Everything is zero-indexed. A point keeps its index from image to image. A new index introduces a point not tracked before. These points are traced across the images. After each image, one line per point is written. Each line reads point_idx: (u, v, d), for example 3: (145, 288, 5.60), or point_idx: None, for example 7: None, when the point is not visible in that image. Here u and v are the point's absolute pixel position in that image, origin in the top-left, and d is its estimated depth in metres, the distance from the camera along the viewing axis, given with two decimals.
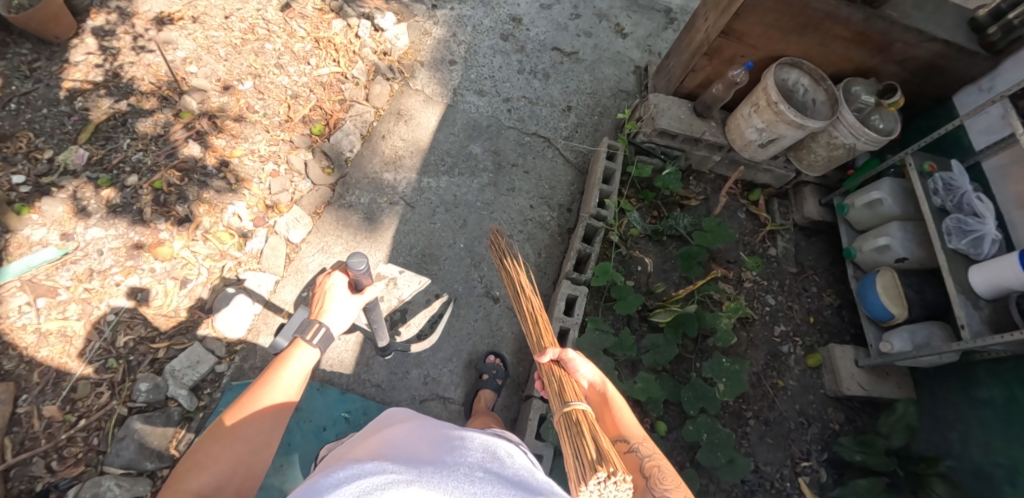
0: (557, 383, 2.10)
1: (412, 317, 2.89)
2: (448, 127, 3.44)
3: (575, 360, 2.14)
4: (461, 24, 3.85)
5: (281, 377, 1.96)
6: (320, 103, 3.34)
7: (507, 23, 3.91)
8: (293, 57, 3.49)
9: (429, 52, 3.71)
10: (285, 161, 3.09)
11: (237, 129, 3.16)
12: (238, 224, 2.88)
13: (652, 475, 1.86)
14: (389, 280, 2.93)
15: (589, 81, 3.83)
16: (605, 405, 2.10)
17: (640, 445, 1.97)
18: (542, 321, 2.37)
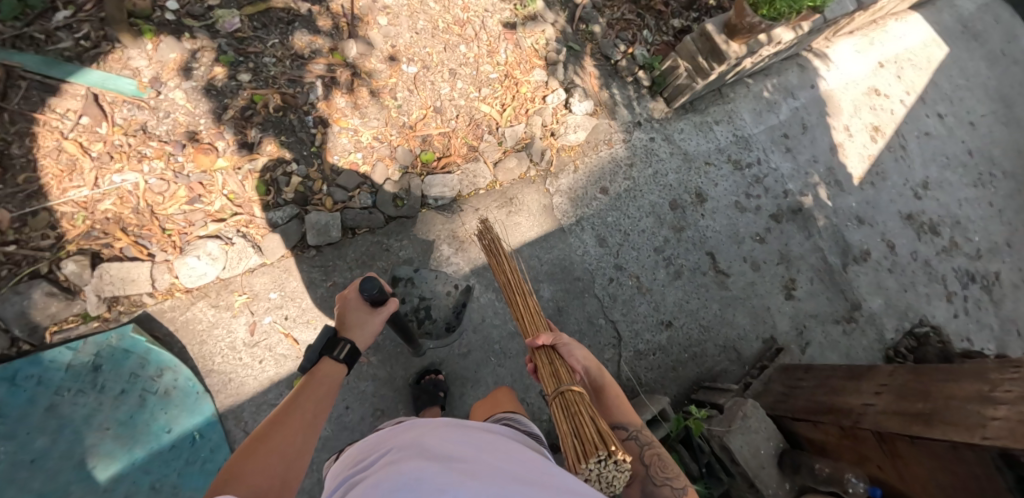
0: (553, 364, 2.04)
1: (435, 313, 2.75)
2: (539, 251, 3.01)
3: (573, 350, 2.05)
4: (644, 161, 3.27)
5: (317, 377, 1.83)
6: (452, 135, 2.99)
7: (689, 196, 3.28)
8: (472, 77, 3.09)
9: (594, 164, 3.19)
10: (371, 165, 2.83)
11: (365, 105, 2.87)
12: (282, 188, 2.69)
13: (652, 463, 1.92)
14: (407, 281, 2.74)
15: (714, 316, 3.15)
16: (602, 391, 2.04)
17: (640, 434, 1.98)
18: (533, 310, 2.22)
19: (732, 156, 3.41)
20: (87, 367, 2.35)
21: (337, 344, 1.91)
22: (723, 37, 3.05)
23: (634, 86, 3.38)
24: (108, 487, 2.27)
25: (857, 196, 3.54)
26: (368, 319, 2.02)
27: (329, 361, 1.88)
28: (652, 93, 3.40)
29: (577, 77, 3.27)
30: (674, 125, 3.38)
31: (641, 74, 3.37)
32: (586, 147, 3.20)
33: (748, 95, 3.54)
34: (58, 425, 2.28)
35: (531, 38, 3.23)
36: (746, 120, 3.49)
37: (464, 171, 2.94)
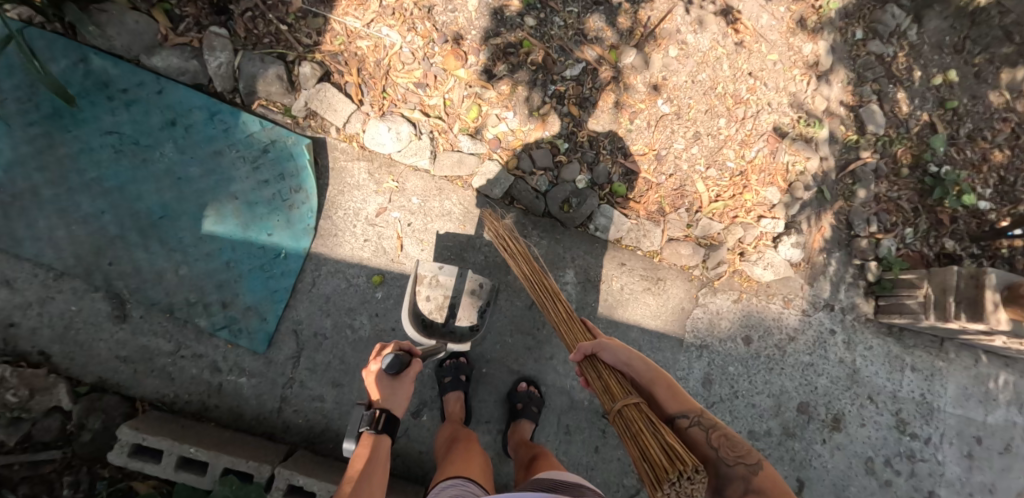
0: (605, 377, 2.16)
1: (461, 311, 2.63)
2: (644, 341, 2.81)
3: (614, 352, 2.17)
4: (807, 345, 2.88)
5: (366, 452, 2.02)
6: (653, 190, 2.87)
7: (824, 412, 2.84)
8: (710, 152, 2.94)
9: (759, 309, 2.88)
10: (567, 161, 2.82)
11: (602, 111, 2.88)
12: (487, 127, 2.80)
13: (722, 445, 1.97)
14: (430, 279, 2.62)
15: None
16: (653, 385, 2.11)
17: (702, 419, 2.03)
18: (574, 319, 2.35)
19: (904, 412, 2.87)
20: (259, 146, 2.66)
21: (376, 419, 2.06)
22: (998, 298, 2.58)
23: (855, 271, 2.99)
24: (203, 237, 2.59)
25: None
26: (401, 381, 2.15)
27: (382, 438, 2.07)
28: (867, 291, 2.97)
29: (808, 219, 2.98)
30: (865, 336, 2.92)
31: (873, 264, 2.96)
32: (762, 289, 2.90)
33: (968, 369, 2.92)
34: (211, 168, 2.62)
35: (794, 156, 2.99)
36: (946, 392, 2.89)
37: (639, 224, 2.82)
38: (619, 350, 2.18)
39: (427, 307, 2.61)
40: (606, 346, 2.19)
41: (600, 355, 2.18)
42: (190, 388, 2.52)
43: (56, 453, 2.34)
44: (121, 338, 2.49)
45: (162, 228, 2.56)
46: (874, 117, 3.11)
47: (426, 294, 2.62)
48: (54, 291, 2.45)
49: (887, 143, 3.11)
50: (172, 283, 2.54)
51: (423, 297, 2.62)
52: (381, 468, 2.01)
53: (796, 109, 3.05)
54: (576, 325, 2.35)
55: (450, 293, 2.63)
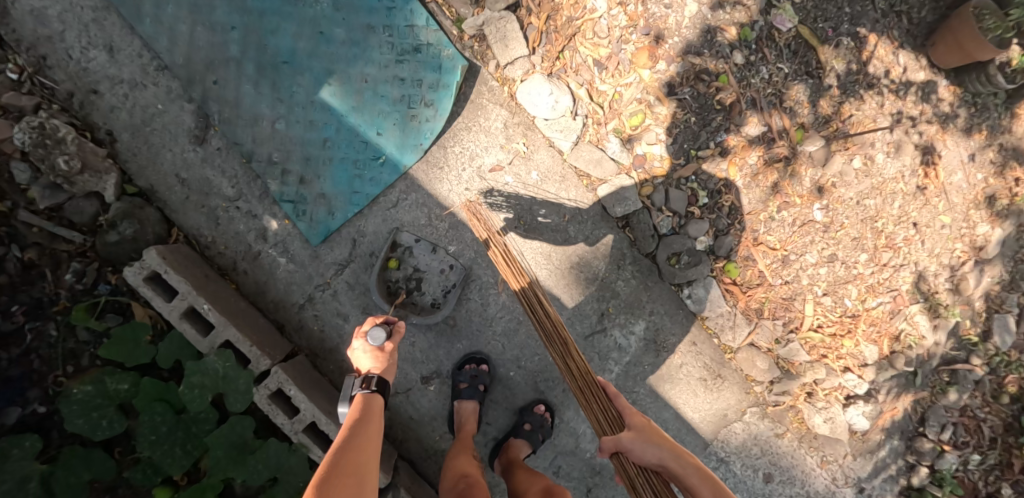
0: (638, 486, 1.94)
1: (426, 286, 2.47)
2: (672, 424, 2.62)
3: (638, 452, 1.88)
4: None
5: (363, 413, 1.82)
6: (761, 287, 2.63)
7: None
8: (833, 280, 2.63)
9: (796, 453, 2.68)
10: (697, 217, 2.58)
11: (757, 186, 2.59)
12: (638, 141, 2.55)
13: None
14: (405, 249, 2.46)
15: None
16: (684, 484, 1.82)
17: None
18: (595, 389, 2.12)
19: None
20: (414, 43, 2.42)
21: (368, 379, 1.89)
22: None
23: (902, 463, 2.71)
24: (315, 103, 2.38)
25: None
26: (388, 351, 1.95)
27: (374, 400, 1.88)
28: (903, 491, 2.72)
29: (888, 392, 2.65)
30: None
31: (923, 471, 2.68)
32: (807, 436, 2.68)
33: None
34: (357, 40, 2.39)
35: (912, 326, 2.65)
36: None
37: (732, 314, 2.63)
38: (646, 446, 1.88)
39: (394, 276, 2.46)
40: (629, 443, 1.91)
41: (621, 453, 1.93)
42: (228, 242, 2.35)
43: (77, 237, 2.19)
44: (190, 159, 2.31)
45: (279, 74, 2.35)
46: (1005, 331, 2.71)
47: (396, 264, 2.46)
48: (150, 81, 2.27)
49: (1002, 363, 2.71)
50: (262, 133, 2.34)
51: (394, 267, 2.46)
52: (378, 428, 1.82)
53: (944, 281, 2.67)
54: (597, 397, 2.11)
55: (422, 268, 2.47)
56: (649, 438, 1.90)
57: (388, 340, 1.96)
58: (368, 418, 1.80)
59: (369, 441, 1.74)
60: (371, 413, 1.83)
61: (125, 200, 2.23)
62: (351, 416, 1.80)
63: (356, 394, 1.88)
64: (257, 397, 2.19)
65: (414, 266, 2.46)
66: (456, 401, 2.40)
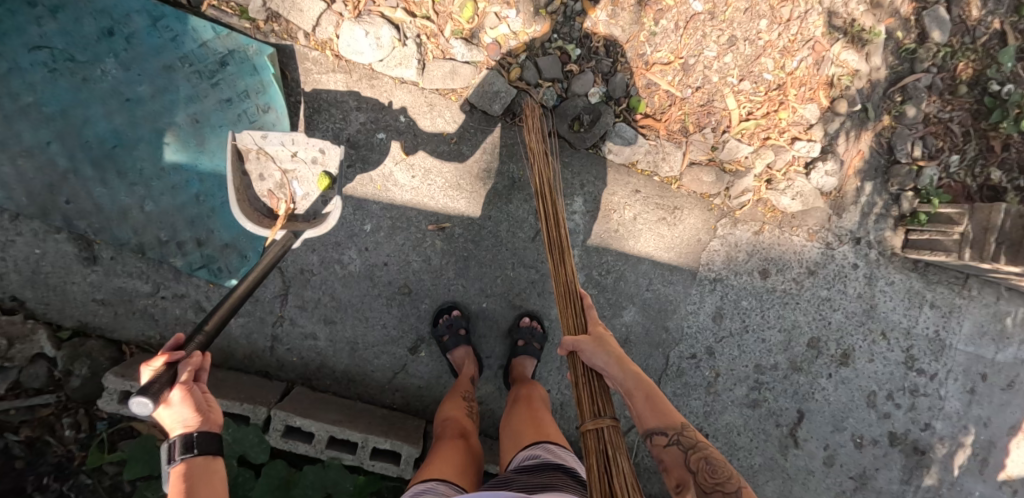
0: (580, 384, 1.89)
1: (303, 187, 2.25)
2: (655, 276, 2.65)
3: (590, 355, 1.86)
4: (827, 281, 2.81)
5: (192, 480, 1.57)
6: (677, 105, 2.56)
7: (833, 349, 2.87)
8: (744, 62, 2.56)
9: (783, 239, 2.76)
10: (579, 71, 2.45)
11: (622, 10, 2.45)
12: (485, 28, 2.38)
13: (700, 468, 1.70)
14: (258, 153, 2.22)
15: (748, 467, 2.88)
16: (630, 396, 1.80)
17: (683, 436, 1.74)
18: (572, 297, 2.03)
19: (913, 350, 3.05)
20: (217, 59, 2.28)
21: (177, 446, 1.57)
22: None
23: (887, 199, 2.76)
24: (165, 168, 2.29)
25: (973, 484, 3.15)
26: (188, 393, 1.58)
27: (194, 462, 1.59)
28: (898, 223, 2.78)
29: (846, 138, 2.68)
30: (891, 272, 2.91)
31: (909, 195, 2.72)
32: (784, 219, 2.74)
33: (988, 308, 3.11)
34: (165, 87, 2.26)
35: (840, 67, 2.60)
36: (962, 330, 3.08)
37: (657, 145, 2.55)
38: (597, 352, 1.86)
39: (264, 189, 2.24)
40: (585, 346, 1.89)
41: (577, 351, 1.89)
42: (174, 329, 2.40)
43: (49, 398, 2.28)
44: (96, 280, 2.34)
45: (116, 158, 2.27)
46: (940, 23, 2.62)
47: (260, 172, 2.24)
48: (14, 234, 2.27)
49: (948, 55, 2.64)
50: (136, 220, 2.30)
51: (256, 177, 2.24)
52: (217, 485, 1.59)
53: (858, 6, 2.58)
54: (574, 305, 2.02)
55: (283, 165, 2.24)
56: (604, 343, 1.88)
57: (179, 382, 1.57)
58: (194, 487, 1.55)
59: None
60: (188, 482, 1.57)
61: (66, 345, 2.29)
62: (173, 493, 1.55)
63: (171, 451, 1.58)
64: (274, 439, 2.26)
65: (275, 169, 2.23)
66: (448, 353, 2.42)
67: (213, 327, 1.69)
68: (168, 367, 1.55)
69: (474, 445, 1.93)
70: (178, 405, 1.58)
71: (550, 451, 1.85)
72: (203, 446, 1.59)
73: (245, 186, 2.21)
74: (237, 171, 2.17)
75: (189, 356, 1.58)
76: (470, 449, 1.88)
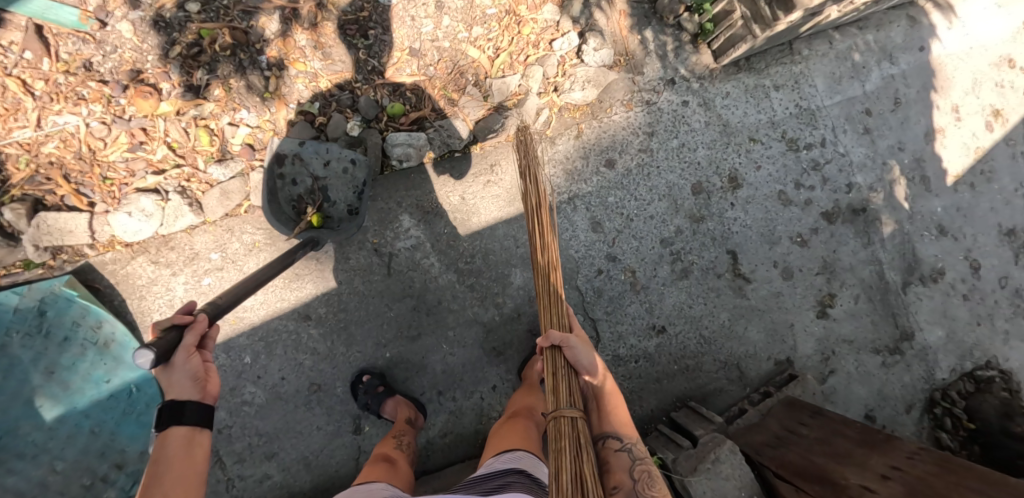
0: (558, 375, 1.91)
1: (334, 194, 2.51)
2: (518, 231, 2.68)
3: (580, 353, 1.95)
4: (670, 131, 2.93)
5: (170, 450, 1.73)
6: (430, 83, 2.64)
7: (720, 179, 2.97)
8: (462, 13, 2.71)
9: (604, 125, 2.84)
10: (327, 115, 2.57)
11: (330, 46, 2.58)
12: (229, 139, 2.50)
13: (641, 478, 1.86)
14: (292, 160, 2.49)
15: (721, 327, 2.92)
16: (599, 399, 1.97)
17: (632, 446, 1.93)
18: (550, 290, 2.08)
19: (788, 132, 3.08)
20: (34, 313, 2.39)
21: (168, 411, 1.74)
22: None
23: (673, 31, 3.04)
24: (52, 426, 2.39)
25: (928, 203, 3.24)
26: (185, 358, 1.75)
27: (180, 427, 1.75)
28: (696, 42, 3.04)
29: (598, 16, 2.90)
30: (718, 85, 3.04)
31: (686, 17, 3.01)
32: (596, 106, 2.83)
33: (830, 55, 3.20)
34: (9, 365, 2.38)
35: None
36: (817, 90, 3.15)
37: (436, 128, 2.62)
38: (586, 352, 1.97)
39: (296, 192, 2.49)
40: (575, 345, 1.96)
41: (563, 348, 1.95)
42: None
43: None
44: None
45: (7, 446, 2.36)
46: None
47: (292, 176, 2.48)
48: None
49: None
50: (54, 484, 2.36)
51: (290, 183, 2.49)
52: (198, 455, 1.76)
53: None
54: (558, 302, 2.08)
55: (316, 174, 2.51)
56: (589, 347, 2.00)
57: (185, 344, 1.73)
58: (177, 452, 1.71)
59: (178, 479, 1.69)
60: (178, 440, 1.74)
61: None
62: (160, 438, 1.75)
63: (162, 423, 1.74)
64: None
65: (308, 176, 2.49)
66: (381, 414, 2.41)
67: (224, 303, 1.85)
68: (178, 331, 1.73)
69: (399, 469, 2.13)
70: (181, 368, 1.75)
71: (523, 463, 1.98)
72: (198, 420, 1.77)
73: (281, 189, 2.46)
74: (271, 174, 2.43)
75: (196, 322, 1.76)
76: (394, 470, 2.09)
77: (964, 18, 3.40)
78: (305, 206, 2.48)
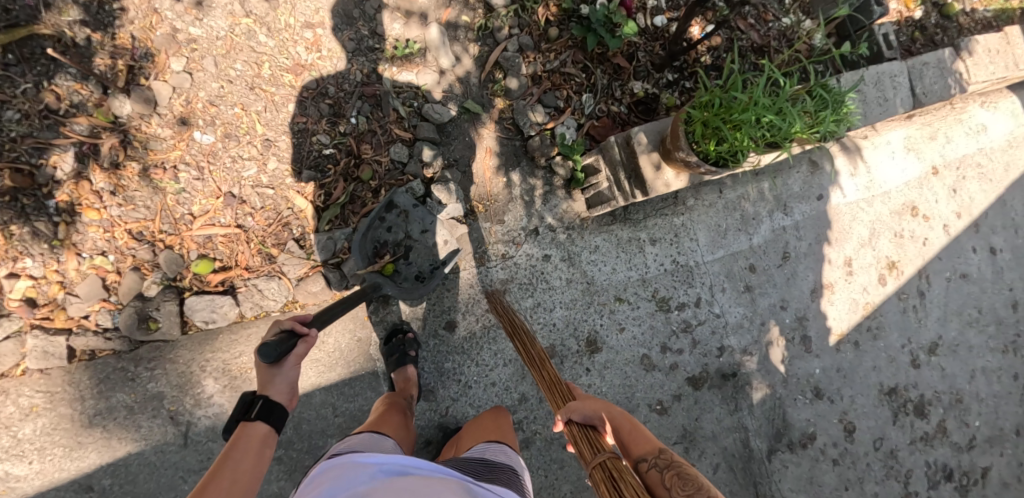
0: (578, 442, 1.93)
1: (414, 256, 2.48)
2: (337, 399, 2.48)
3: (584, 410, 2.01)
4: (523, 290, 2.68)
5: (240, 441, 1.74)
6: (248, 235, 2.38)
7: (577, 344, 2.74)
8: (294, 155, 2.45)
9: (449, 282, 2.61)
10: (122, 271, 2.31)
11: (132, 191, 2.31)
12: (6, 292, 2.24)
13: (673, 485, 1.71)
14: (402, 211, 2.47)
15: None
16: (618, 429, 1.97)
17: (659, 458, 1.81)
18: (555, 384, 2.21)
19: (659, 292, 2.84)
20: None
21: (250, 406, 1.78)
22: (655, 158, 2.33)
23: (545, 174, 2.73)
24: None
25: (806, 364, 3.10)
26: (292, 363, 1.85)
27: (261, 426, 1.77)
28: (569, 188, 2.74)
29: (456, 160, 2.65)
30: (589, 236, 2.76)
31: (558, 160, 2.70)
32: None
33: (717, 205, 2.97)
34: None
35: (403, 93, 2.57)
36: (698, 245, 2.92)
37: (248, 289, 2.36)
38: (584, 407, 2.03)
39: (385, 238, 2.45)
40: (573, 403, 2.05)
41: (571, 420, 2.00)
42: None
43: None
44: None
45: None
46: None
47: (392, 223, 2.47)
48: None
49: (523, 9, 2.74)
50: None
51: (386, 228, 2.46)
52: (265, 458, 1.75)
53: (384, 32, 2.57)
54: (559, 385, 2.20)
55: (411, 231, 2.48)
56: (590, 400, 2.08)
57: (299, 348, 1.85)
58: (247, 444, 1.74)
59: (242, 472, 1.67)
60: (254, 437, 1.75)
61: None
62: (237, 430, 1.77)
63: (241, 413, 1.78)
64: None
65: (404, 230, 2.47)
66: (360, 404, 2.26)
67: (330, 318, 1.98)
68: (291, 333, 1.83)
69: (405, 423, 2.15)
70: (279, 371, 1.84)
71: (506, 454, 1.97)
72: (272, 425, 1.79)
73: (375, 228, 2.44)
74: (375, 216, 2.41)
75: (308, 335, 1.87)
76: (402, 427, 2.10)
77: (871, 164, 3.32)
78: (384, 254, 2.45)
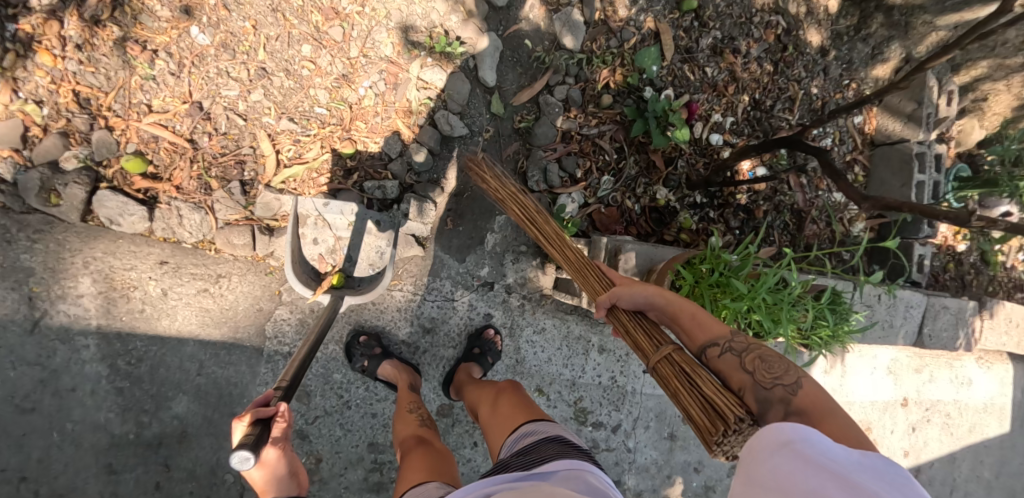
0: (630, 331, 1.71)
1: (359, 256, 2.28)
2: (208, 359, 2.22)
3: (631, 296, 1.70)
4: (449, 339, 2.46)
5: None
6: (195, 155, 2.19)
7: None
8: (283, 97, 2.24)
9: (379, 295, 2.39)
10: (50, 129, 2.08)
11: (99, 54, 2.08)
12: None
13: (757, 368, 1.47)
14: (317, 219, 2.22)
15: None
16: (676, 318, 1.64)
17: (733, 342, 1.54)
18: (586, 267, 1.94)
19: (583, 401, 2.59)
20: None
21: None
22: None
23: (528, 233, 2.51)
24: None
25: None
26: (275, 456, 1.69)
27: None
28: (546, 259, 2.51)
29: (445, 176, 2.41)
30: (541, 314, 2.55)
31: None
32: None
33: None
34: None
35: (426, 89, 2.34)
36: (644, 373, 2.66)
37: (168, 209, 2.15)
38: (635, 290, 1.70)
39: (314, 253, 2.24)
40: (621, 291, 1.71)
41: (618, 305, 1.72)
42: None
43: None
44: None
45: None
46: (572, 27, 2.46)
47: (314, 236, 2.23)
48: None
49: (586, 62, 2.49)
50: None
51: (311, 241, 2.23)
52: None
53: (435, 19, 2.33)
54: (590, 273, 1.93)
55: (340, 233, 2.25)
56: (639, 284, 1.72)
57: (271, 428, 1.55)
58: None
59: None
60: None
61: None
62: None
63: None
64: None
65: (331, 236, 2.24)
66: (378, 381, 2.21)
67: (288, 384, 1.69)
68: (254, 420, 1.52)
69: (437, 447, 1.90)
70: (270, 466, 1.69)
71: (535, 433, 1.72)
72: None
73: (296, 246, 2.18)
74: (297, 234, 2.17)
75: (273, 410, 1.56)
76: (436, 454, 1.84)
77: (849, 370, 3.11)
78: (326, 264, 2.25)
